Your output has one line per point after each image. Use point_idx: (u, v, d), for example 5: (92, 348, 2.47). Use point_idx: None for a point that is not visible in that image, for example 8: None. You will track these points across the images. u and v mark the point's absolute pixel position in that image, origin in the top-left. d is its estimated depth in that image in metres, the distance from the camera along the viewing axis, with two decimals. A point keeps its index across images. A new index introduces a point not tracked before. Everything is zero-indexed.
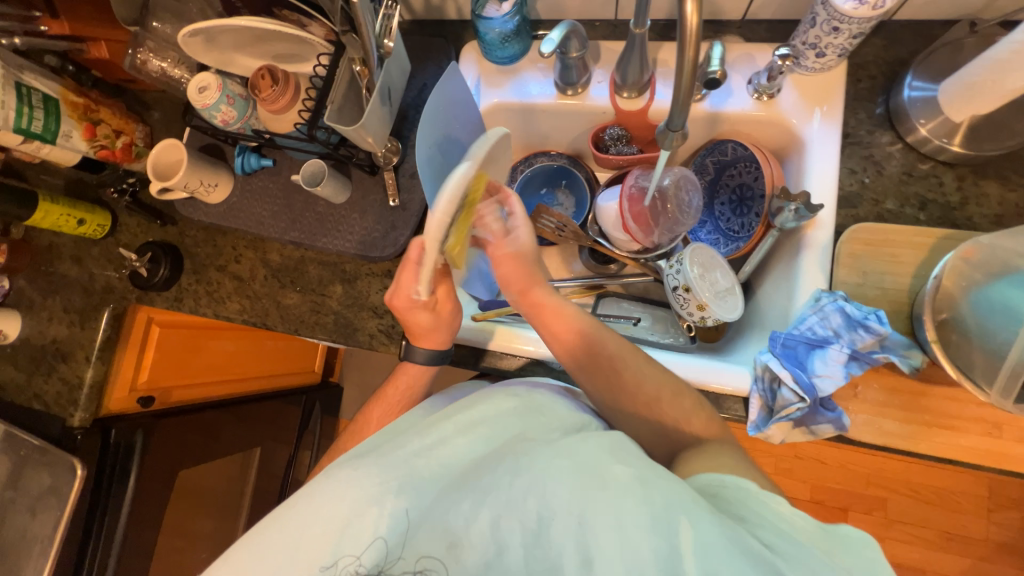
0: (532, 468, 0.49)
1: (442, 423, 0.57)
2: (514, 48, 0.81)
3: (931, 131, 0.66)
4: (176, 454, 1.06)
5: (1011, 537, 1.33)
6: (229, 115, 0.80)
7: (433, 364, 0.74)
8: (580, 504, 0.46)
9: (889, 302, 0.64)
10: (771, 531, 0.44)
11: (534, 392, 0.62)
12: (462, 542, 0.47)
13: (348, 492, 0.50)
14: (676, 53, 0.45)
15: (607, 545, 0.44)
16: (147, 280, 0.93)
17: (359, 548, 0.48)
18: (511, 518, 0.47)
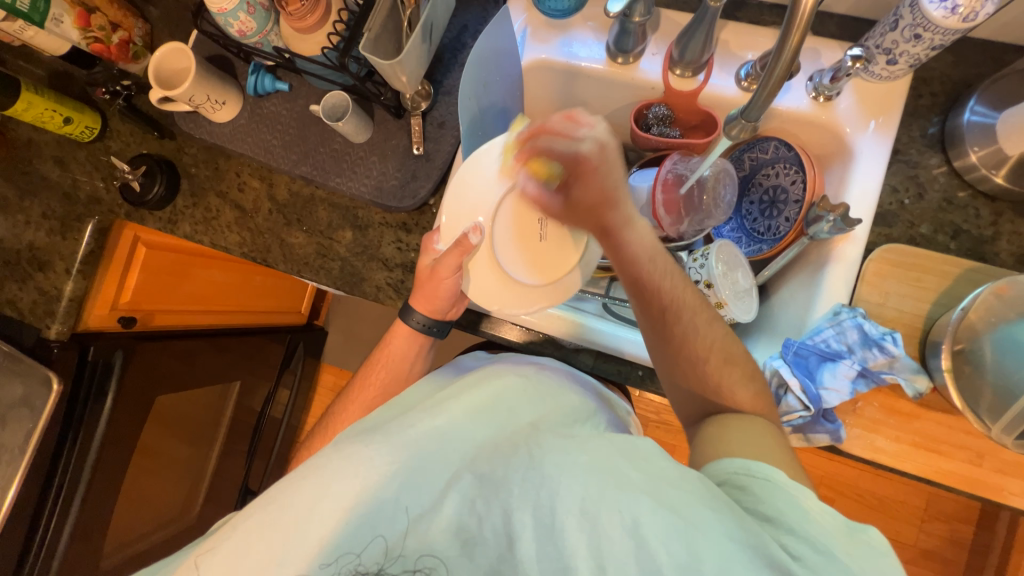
0: (549, 464, 0.49)
1: (449, 404, 0.58)
2: (569, 2, 0.75)
3: (982, 159, 0.65)
4: (155, 379, 1.03)
5: (936, 546, 1.45)
6: (247, 26, 0.72)
7: (429, 330, 0.73)
8: (594, 503, 0.45)
9: (904, 325, 0.65)
10: (792, 535, 0.41)
11: (542, 374, 0.64)
12: (474, 539, 0.47)
13: (357, 469, 0.51)
14: (778, 38, 0.42)
15: (619, 546, 0.43)
16: (139, 196, 0.86)
17: (360, 546, 0.47)
18: (524, 508, 0.47)
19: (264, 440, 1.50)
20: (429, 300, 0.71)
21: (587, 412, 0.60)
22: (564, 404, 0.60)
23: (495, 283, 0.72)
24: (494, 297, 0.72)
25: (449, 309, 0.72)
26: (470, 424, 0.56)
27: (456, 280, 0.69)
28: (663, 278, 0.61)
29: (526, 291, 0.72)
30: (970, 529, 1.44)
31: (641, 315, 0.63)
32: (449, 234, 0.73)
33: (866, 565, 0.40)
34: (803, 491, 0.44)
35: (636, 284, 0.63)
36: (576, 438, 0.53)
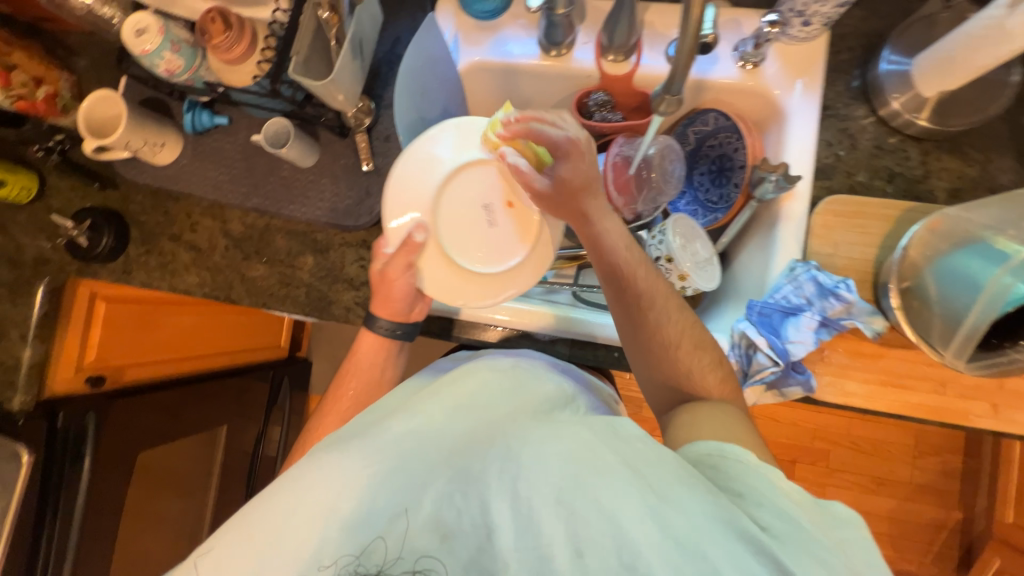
0: (524, 454, 0.49)
1: (426, 406, 0.57)
2: (495, 2, 0.76)
3: (903, 105, 0.68)
4: (134, 437, 0.99)
5: (931, 479, 1.50)
6: (174, 65, 0.70)
7: (395, 335, 0.73)
8: (570, 491, 0.45)
9: (855, 271, 0.67)
10: (768, 510, 0.42)
11: (517, 365, 0.65)
12: (454, 534, 0.47)
13: (336, 476, 0.50)
14: (681, 14, 0.44)
15: (594, 528, 0.43)
16: (87, 251, 0.83)
17: (347, 547, 0.47)
18: (501, 500, 0.47)
19: (262, 481, 1.47)
20: (387, 303, 0.71)
21: (565, 397, 0.61)
22: (542, 392, 0.60)
23: (452, 278, 0.73)
24: (457, 289, 0.73)
25: (410, 311, 0.73)
26: (449, 421, 0.56)
27: (409, 279, 0.71)
28: (631, 263, 0.62)
29: (493, 281, 0.74)
30: (959, 458, 1.49)
31: (609, 297, 0.64)
32: (394, 237, 0.73)
33: (835, 535, 0.41)
34: (774, 468, 0.46)
35: (607, 268, 0.63)
36: (555, 424, 0.54)
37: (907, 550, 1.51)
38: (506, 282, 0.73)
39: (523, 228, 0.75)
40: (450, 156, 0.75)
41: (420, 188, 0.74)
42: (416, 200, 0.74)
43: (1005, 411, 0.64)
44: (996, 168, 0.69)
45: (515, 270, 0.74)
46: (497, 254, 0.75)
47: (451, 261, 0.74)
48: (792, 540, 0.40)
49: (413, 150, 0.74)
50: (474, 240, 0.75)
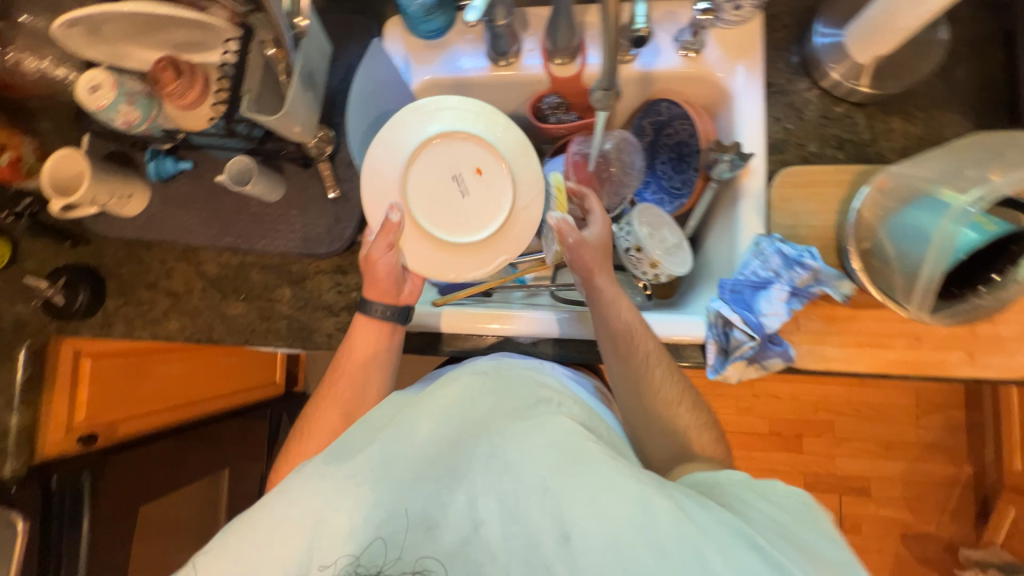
0: (510, 449, 0.52)
1: (409, 411, 0.57)
2: (440, 21, 0.78)
3: (843, 74, 0.71)
4: (131, 490, 1.01)
5: (938, 437, 1.51)
6: (132, 116, 0.70)
7: (390, 319, 0.70)
8: (557, 482, 0.48)
9: (818, 238, 0.69)
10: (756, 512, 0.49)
11: (500, 368, 0.65)
12: (440, 525, 0.48)
13: (323, 482, 0.49)
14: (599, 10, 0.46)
15: (582, 516, 0.46)
16: (66, 309, 0.84)
17: (335, 551, 0.46)
18: (489, 495, 0.49)
19: None
20: (374, 285, 0.70)
21: (550, 392, 0.62)
22: (523, 390, 0.61)
23: (433, 252, 0.73)
24: (449, 265, 0.73)
25: (399, 292, 0.71)
26: (431, 423, 0.56)
27: (392, 256, 0.70)
28: (634, 327, 0.66)
29: (478, 250, 0.73)
30: (963, 413, 1.50)
31: (609, 356, 0.67)
32: (375, 220, 0.73)
33: (810, 531, 0.47)
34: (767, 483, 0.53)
35: (610, 335, 0.66)
36: (538, 419, 0.56)
37: (924, 511, 1.51)
38: (489, 251, 0.73)
39: (498, 192, 0.73)
40: (417, 133, 0.73)
41: (389, 168, 0.73)
42: (393, 177, 0.73)
43: (982, 357, 0.65)
44: (939, 124, 0.71)
45: (501, 237, 0.73)
46: (479, 223, 0.73)
47: (432, 234, 0.72)
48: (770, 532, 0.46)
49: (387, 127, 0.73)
50: (452, 211, 0.73)
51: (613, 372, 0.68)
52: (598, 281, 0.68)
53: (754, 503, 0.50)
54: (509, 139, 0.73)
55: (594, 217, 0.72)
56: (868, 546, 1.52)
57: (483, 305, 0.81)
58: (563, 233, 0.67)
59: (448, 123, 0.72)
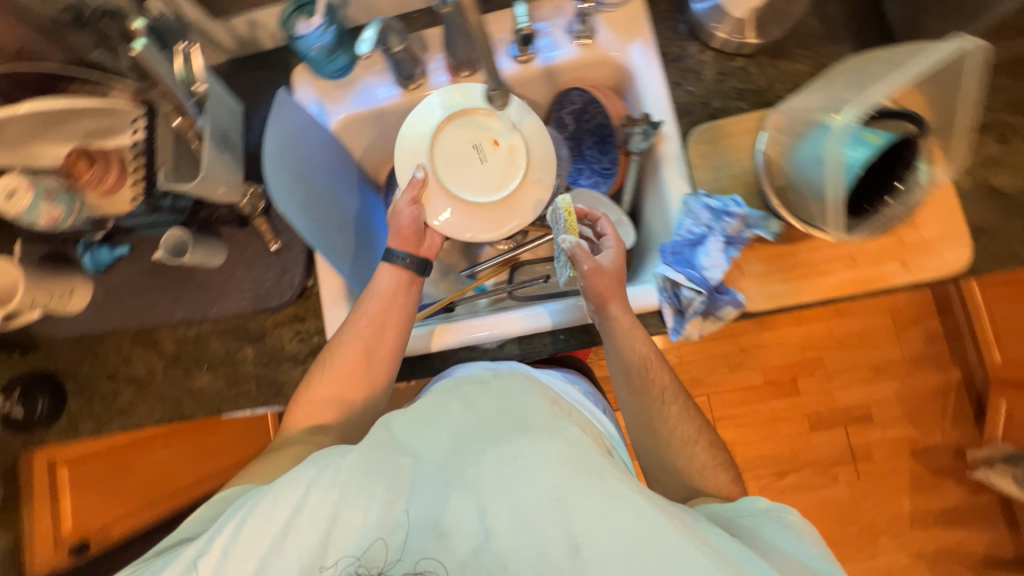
0: (521, 455, 0.51)
1: (421, 423, 0.57)
2: (343, 60, 0.80)
3: (727, 32, 0.74)
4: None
5: (921, 350, 1.55)
6: (55, 214, 0.70)
7: (416, 274, 0.73)
8: (567, 491, 0.48)
9: (741, 185, 0.72)
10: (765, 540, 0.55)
11: (499, 375, 0.65)
12: (451, 533, 0.48)
13: (338, 476, 0.50)
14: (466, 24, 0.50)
15: (593, 530, 0.46)
16: (27, 419, 0.81)
17: (348, 545, 0.48)
18: (500, 502, 0.48)
19: None
20: (398, 234, 0.72)
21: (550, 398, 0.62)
22: (526, 396, 0.60)
23: (454, 211, 0.72)
24: (462, 225, 0.72)
25: (420, 242, 0.73)
26: (439, 434, 0.55)
27: (415, 211, 0.72)
28: (649, 360, 0.68)
29: (493, 210, 0.72)
30: (938, 321, 1.55)
31: (621, 380, 0.70)
32: (400, 178, 0.74)
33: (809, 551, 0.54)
34: (781, 510, 0.59)
35: (626, 368, 0.68)
36: (545, 426, 0.55)
37: (926, 422, 1.55)
38: (504, 216, 0.73)
39: (514, 161, 0.72)
40: (439, 104, 0.73)
41: (412, 138, 0.73)
42: (416, 146, 0.73)
43: (914, 262, 0.68)
44: (824, 57, 0.76)
45: (515, 200, 0.73)
46: (496, 187, 0.72)
47: (454, 194, 0.71)
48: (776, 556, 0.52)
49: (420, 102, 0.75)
50: (471, 175, 0.72)
51: (624, 398, 0.71)
52: (611, 310, 0.66)
53: (769, 528, 0.57)
54: (523, 117, 0.74)
55: (607, 240, 0.69)
56: (884, 470, 1.54)
57: (444, 320, 0.82)
58: (580, 258, 0.64)
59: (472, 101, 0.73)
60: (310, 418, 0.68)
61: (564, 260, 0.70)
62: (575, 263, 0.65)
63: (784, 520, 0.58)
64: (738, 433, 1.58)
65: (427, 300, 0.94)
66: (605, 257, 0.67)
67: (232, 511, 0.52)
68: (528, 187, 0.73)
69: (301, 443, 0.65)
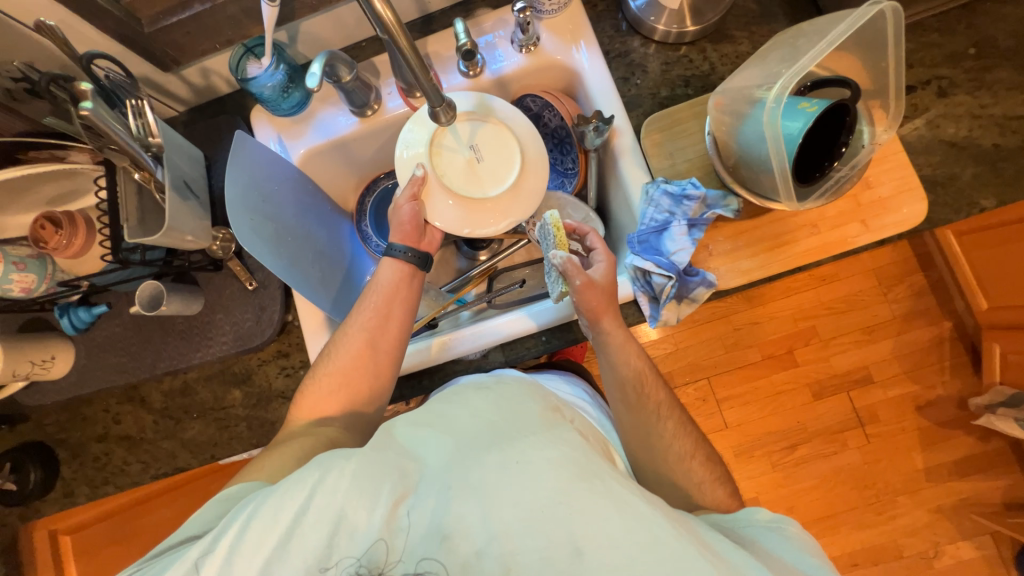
0: (525, 461, 0.50)
1: (428, 428, 0.56)
2: (298, 95, 0.81)
3: (665, 24, 0.77)
4: None
5: (910, 306, 1.57)
6: (27, 281, 0.71)
7: (422, 266, 0.74)
8: (570, 496, 0.47)
9: (698, 169, 0.73)
10: (767, 549, 0.56)
11: (502, 381, 0.65)
12: (455, 535, 0.47)
13: (343, 486, 0.49)
14: (394, 47, 0.48)
15: (596, 536, 0.45)
16: (20, 493, 0.80)
17: (354, 547, 0.47)
18: (505, 506, 0.47)
19: None
20: (399, 228, 0.72)
21: (552, 404, 0.62)
22: (529, 400, 0.60)
23: (454, 208, 0.71)
24: (460, 221, 0.72)
25: (420, 238, 0.74)
26: (446, 440, 0.55)
27: (415, 208, 0.71)
28: (644, 374, 0.69)
29: (491, 206, 0.71)
30: (922, 275, 1.57)
31: (615, 395, 0.69)
32: (400, 175, 0.72)
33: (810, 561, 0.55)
34: (783, 521, 0.60)
35: (621, 382, 0.68)
36: (550, 431, 0.55)
37: (925, 376, 1.56)
38: (502, 214, 0.72)
39: (506, 162, 0.71)
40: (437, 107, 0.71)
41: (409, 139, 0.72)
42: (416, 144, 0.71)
43: (875, 221, 0.70)
44: (761, 36, 0.79)
45: (509, 200, 0.72)
46: (495, 185, 0.71)
47: (456, 190, 0.70)
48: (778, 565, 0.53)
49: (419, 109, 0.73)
50: (467, 176, 0.71)
51: (621, 417, 0.69)
52: (604, 324, 0.68)
53: (769, 540, 0.57)
54: (517, 122, 0.73)
55: (596, 254, 0.70)
56: (890, 430, 1.55)
57: (428, 337, 0.82)
58: (573, 273, 0.64)
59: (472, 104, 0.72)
60: (314, 410, 0.65)
61: (554, 274, 0.68)
62: (568, 279, 0.65)
63: (784, 531, 0.58)
64: (743, 412, 1.58)
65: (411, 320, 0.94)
66: (596, 273, 0.68)
67: (236, 509, 0.50)
68: (520, 190, 0.72)
69: (307, 435, 0.63)
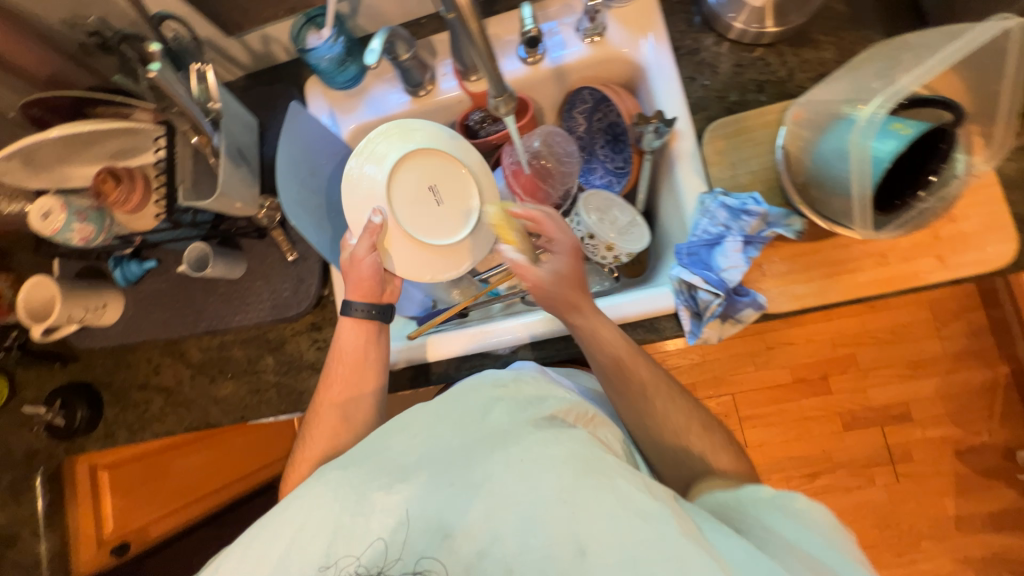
0: (527, 459, 0.49)
1: (431, 423, 0.56)
2: (353, 69, 0.81)
3: (744, 22, 0.72)
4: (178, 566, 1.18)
5: (964, 345, 1.46)
6: (86, 232, 0.74)
7: (374, 320, 0.71)
8: (573, 493, 0.46)
9: (761, 182, 0.69)
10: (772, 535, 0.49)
11: (520, 378, 0.61)
12: (457, 535, 0.47)
13: (341, 492, 0.51)
14: (461, 27, 0.49)
15: (599, 536, 0.44)
16: (66, 428, 0.86)
17: (357, 549, 0.49)
18: (505, 506, 0.47)
19: None
20: (360, 285, 0.71)
21: (575, 403, 0.60)
22: (546, 399, 0.59)
23: (415, 252, 0.75)
24: (422, 267, 0.76)
25: (381, 292, 0.73)
26: (451, 434, 0.55)
27: (376, 257, 0.71)
28: (624, 358, 0.64)
29: (451, 250, 0.77)
30: (983, 314, 1.45)
31: (607, 388, 0.66)
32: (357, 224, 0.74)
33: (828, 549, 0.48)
34: (790, 496, 0.53)
35: (603, 370, 0.65)
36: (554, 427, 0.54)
37: (971, 421, 1.46)
38: (479, 243, 0.79)
39: (462, 203, 0.78)
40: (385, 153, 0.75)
41: (363, 181, 0.74)
42: (367, 191, 0.74)
43: (952, 257, 0.64)
44: (850, 43, 0.72)
45: (468, 242, 0.78)
46: (460, 221, 0.78)
47: (415, 236, 0.75)
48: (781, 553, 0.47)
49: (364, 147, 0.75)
50: (424, 218, 0.76)
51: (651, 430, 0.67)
52: (574, 316, 0.65)
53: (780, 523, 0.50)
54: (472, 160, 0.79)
55: (556, 246, 0.67)
56: (924, 471, 1.47)
57: (458, 327, 0.82)
58: (521, 275, 0.64)
59: (402, 148, 0.75)
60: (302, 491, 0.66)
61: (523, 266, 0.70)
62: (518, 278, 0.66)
63: (794, 509, 0.52)
64: (766, 434, 1.52)
65: (442, 305, 0.93)
66: (548, 266, 0.65)
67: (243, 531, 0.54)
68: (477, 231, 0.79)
69: None
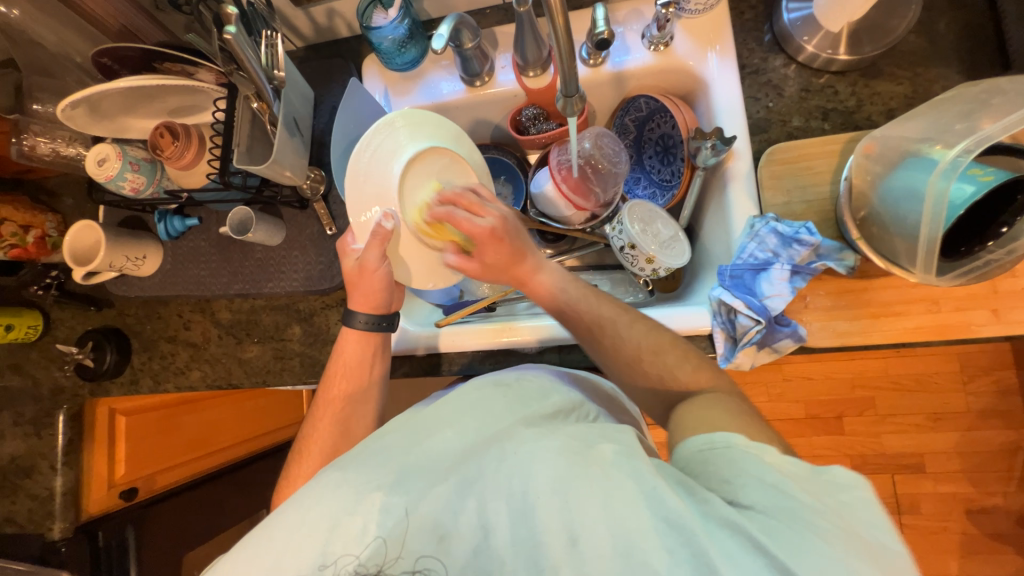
0: (519, 451, 0.47)
1: (425, 417, 0.54)
2: (413, 53, 0.81)
3: (817, 46, 0.70)
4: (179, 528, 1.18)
5: (990, 402, 1.41)
6: (137, 182, 0.76)
7: (376, 330, 0.71)
8: (565, 482, 0.44)
9: (816, 212, 0.67)
10: (756, 489, 0.41)
11: (522, 378, 0.60)
12: (453, 534, 0.44)
13: (339, 491, 0.46)
14: (548, 22, 0.48)
15: (594, 527, 0.42)
16: (95, 370, 0.88)
17: (356, 547, 0.44)
18: (498, 499, 0.45)
19: None
20: (367, 295, 0.70)
21: (574, 401, 0.58)
22: (547, 397, 0.57)
23: (427, 258, 0.73)
24: (431, 274, 0.75)
25: (389, 304, 0.72)
26: (448, 429, 0.52)
27: (387, 266, 0.69)
28: (603, 315, 0.63)
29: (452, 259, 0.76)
30: (1014, 373, 1.40)
31: (594, 354, 0.64)
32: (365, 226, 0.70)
33: (831, 501, 0.40)
34: (765, 447, 0.44)
35: (583, 331, 0.64)
36: (552, 425, 0.52)
37: (988, 482, 1.41)
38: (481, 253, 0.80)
39: None
40: (397, 153, 0.71)
41: (372, 179, 0.71)
42: (378, 190, 0.71)
43: (1009, 313, 0.61)
44: (924, 80, 0.70)
45: None
46: None
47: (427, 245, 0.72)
48: (769, 522, 0.39)
49: (371, 140, 0.70)
50: (434, 224, 0.74)
51: None
52: (527, 285, 0.67)
53: (750, 483, 0.42)
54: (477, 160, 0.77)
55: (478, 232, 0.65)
56: (931, 526, 1.43)
57: (485, 321, 0.82)
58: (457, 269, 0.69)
59: (416, 145, 0.71)
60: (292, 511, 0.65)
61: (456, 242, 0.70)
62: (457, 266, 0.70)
63: (768, 460, 0.43)
64: None
65: (469, 297, 0.93)
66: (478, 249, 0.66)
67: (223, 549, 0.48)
68: None
69: None
